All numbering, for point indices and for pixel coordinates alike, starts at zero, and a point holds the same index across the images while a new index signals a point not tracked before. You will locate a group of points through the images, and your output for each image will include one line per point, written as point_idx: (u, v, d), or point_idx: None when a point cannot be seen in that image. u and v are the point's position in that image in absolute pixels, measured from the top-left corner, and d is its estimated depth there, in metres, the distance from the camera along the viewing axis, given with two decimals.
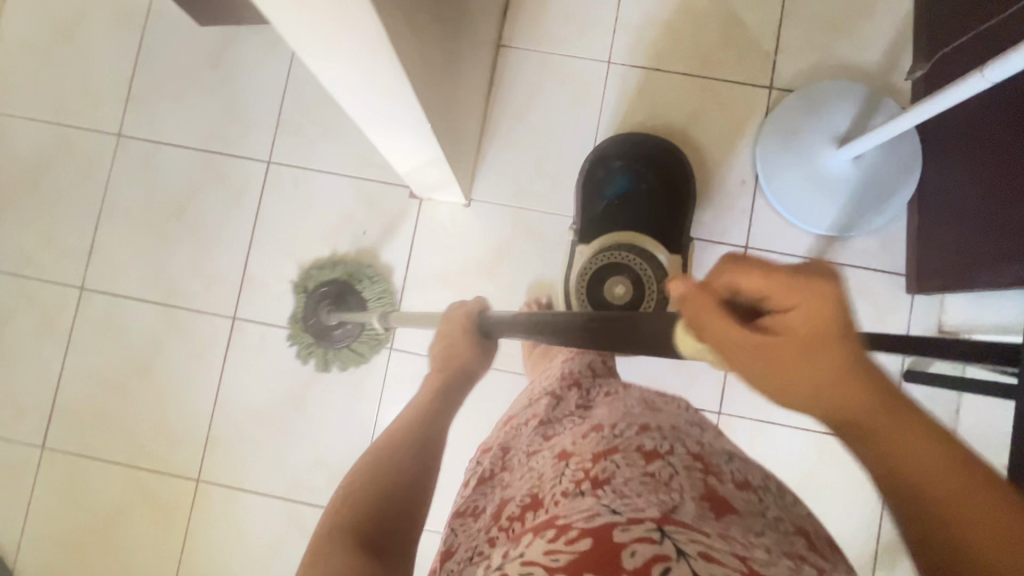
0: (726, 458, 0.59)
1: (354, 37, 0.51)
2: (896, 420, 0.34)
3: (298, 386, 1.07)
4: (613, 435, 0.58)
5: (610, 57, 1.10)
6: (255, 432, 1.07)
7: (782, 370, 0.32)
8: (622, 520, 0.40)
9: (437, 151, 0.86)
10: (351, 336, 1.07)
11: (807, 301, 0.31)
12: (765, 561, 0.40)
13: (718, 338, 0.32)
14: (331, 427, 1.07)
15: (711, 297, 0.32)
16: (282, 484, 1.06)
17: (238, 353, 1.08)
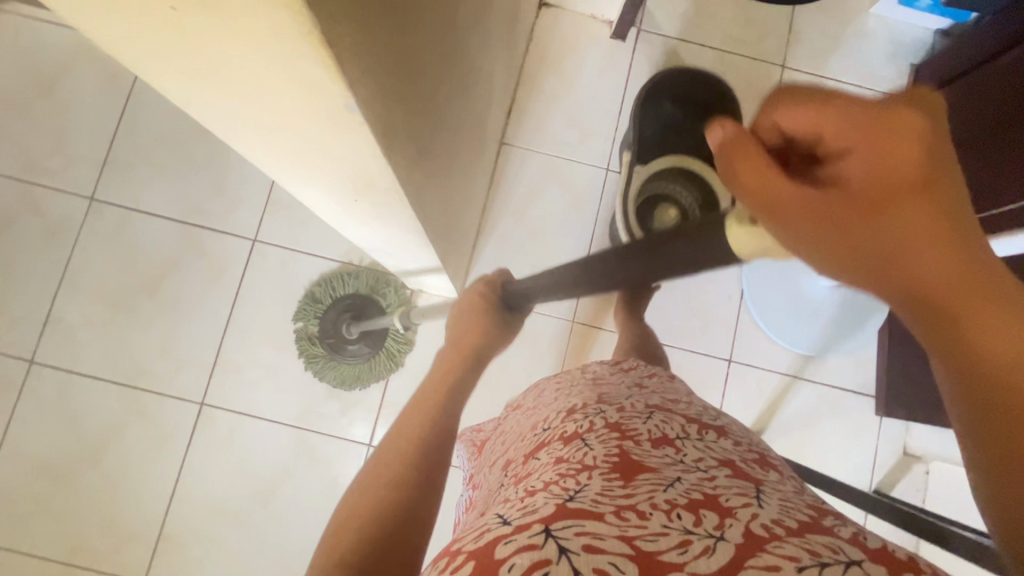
0: (645, 417, 0.55)
1: (386, 220, 0.47)
2: (990, 291, 0.28)
3: (266, 481, 1.01)
4: (543, 430, 0.55)
5: (609, 166, 1.13)
6: (215, 530, 0.99)
7: (846, 235, 0.29)
8: (509, 529, 0.35)
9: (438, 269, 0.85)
10: (372, 351, 1.04)
11: (868, 143, 0.28)
12: (661, 525, 0.35)
13: (752, 188, 0.30)
14: (298, 529, 1.00)
15: (756, 143, 0.30)
16: None
17: (203, 444, 1.01)
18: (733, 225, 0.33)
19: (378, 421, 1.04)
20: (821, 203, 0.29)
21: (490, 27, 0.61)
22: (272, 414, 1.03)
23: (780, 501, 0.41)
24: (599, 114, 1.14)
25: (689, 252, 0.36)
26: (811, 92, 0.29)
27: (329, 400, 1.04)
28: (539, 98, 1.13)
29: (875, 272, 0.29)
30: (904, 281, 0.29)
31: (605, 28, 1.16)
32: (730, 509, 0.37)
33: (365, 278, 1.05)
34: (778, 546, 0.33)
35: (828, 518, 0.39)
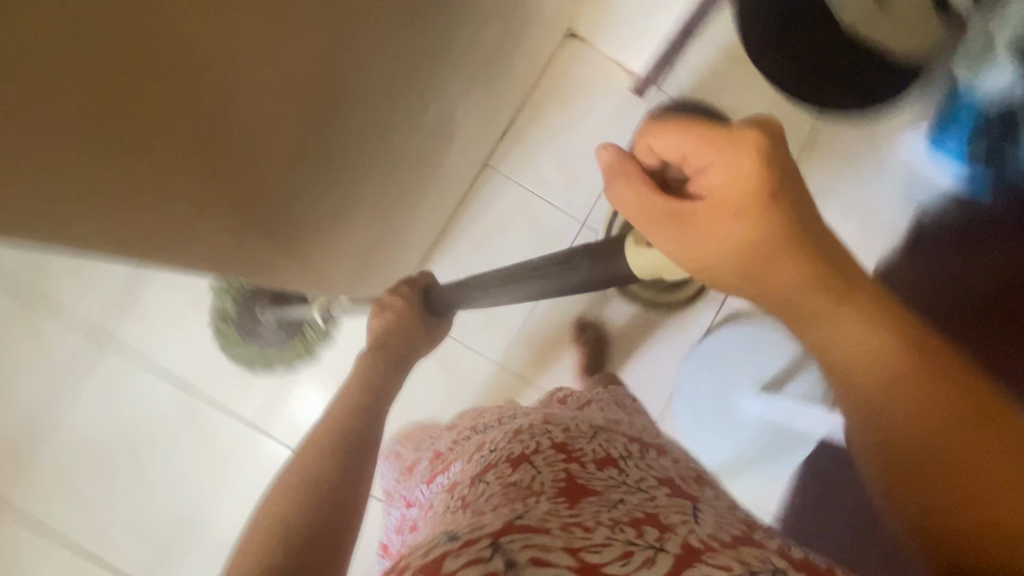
0: (589, 434, 0.48)
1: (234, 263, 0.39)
2: (837, 290, 0.37)
3: (145, 431, 1.02)
4: (489, 451, 0.48)
5: (586, 220, 1.08)
6: (83, 462, 1.01)
7: (710, 241, 0.38)
8: (454, 544, 0.30)
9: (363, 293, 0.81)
10: (286, 339, 1.00)
11: (718, 161, 0.37)
12: (605, 536, 0.30)
13: (639, 200, 0.40)
14: (161, 486, 1.01)
15: (638, 164, 0.41)
16: (91, 524, 1.00)
17: (97, 377, 1.01)
18: (631, 244, 0.45)
19: (269, 406, 1.04)
20: (691, 210, 0.38)
21: (450, 40, 0.52)
22: (171, 367, 1.02)
23: (718, 519, 0.37)
24: (592, 166, 1.09)
25: (597, 270, 0.49)
26: (675, 119, 0.39)
27: (228, 371, 1.03)
28: (535, 130, 1.08)
29: (756, 264, 0.38)
30: (765, 280, 0.38)
31: (627, 78, 1.09)
32: (669, 524, 0.33)
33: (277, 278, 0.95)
34: (715, 556, 0.30)
35: (763, 534, 0.36)
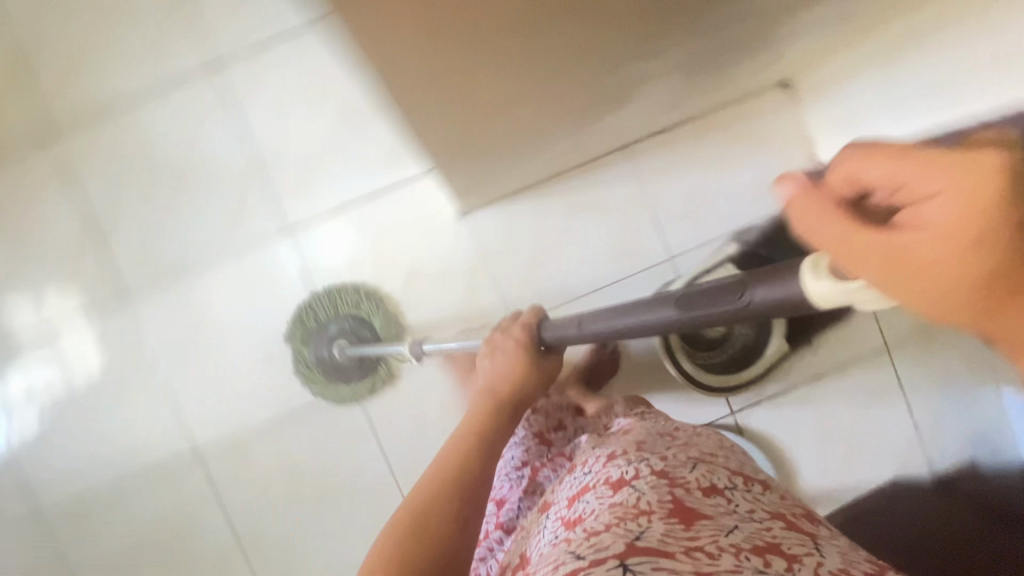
0: (688, 458, 0.49)
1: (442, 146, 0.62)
2: None
3: (197, 167, 1.04)
4: (583, 471, 0.51)
5: (673, 258, 1.05)
6: (136, 156, 1.04)
7: (925, 273, 0.30)
8: (584, 563, 0.35)
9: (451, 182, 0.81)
10: (364, 375, 1.05)
11: (938, 183, 0.29)
12: (732, 565, 0.35)
13: (823, 235, 0.34)
14: (183, 220, 1.05)
15: (826, 194, 0.35)
16: (111, 210, 1.05)
17: (194, 96, 1.03)
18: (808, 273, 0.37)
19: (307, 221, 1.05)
20: (908, 249, 0.30)
21: (656, 46, 0.55)
22: (252, 130, 1.03)
23: (845, 553, 0.39)
24: (712, 216, 1.04)
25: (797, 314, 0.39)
26: (882, 146, 0.32)
27: (295, 168, 1.04)
28: (690, 147, 1.03)
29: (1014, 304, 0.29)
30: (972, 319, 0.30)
31: (806, 157, 1.03)
32: (795, 557, 0.36)
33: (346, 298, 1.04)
34: None
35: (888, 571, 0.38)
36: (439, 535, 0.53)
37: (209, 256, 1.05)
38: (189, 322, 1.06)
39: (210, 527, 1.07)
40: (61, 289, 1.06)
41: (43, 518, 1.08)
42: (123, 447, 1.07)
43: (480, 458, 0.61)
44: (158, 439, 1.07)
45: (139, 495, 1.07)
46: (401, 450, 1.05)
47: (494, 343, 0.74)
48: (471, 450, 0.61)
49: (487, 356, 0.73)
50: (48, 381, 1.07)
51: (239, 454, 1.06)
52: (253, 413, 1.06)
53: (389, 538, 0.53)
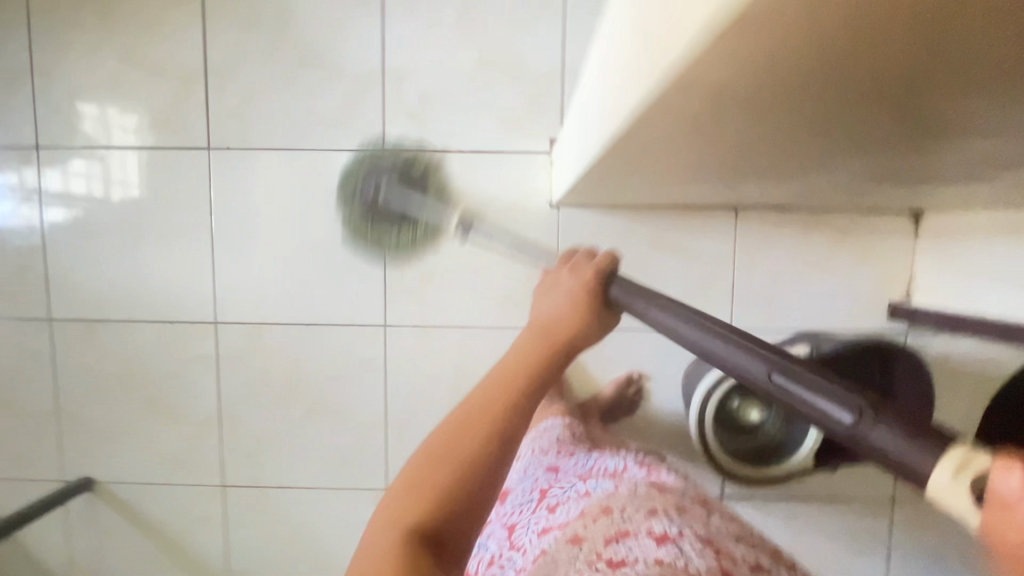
0: (729, 534, 0.50)
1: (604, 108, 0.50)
2: None
3: (323, 54, 1.01)
4: (619, 514, 0.51)
5: None
6: (270, 18, 1.01)
7: None
8: None
9: (572, 179, 0.80)
10: (400, 220, 1.04)
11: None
12: None
13: None
14: (288, 99, 1.02)
15: None
16: (224, 59, 1.02)
17: None
18: None
19: (407, 150, 1.03)
20: None
21: (853, 166, 0.53)
22: (390, 41, 1.01)
23: None
24: (785, 307, 1.03)
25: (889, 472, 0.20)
26: None
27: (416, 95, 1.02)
28: (795, 236, 1.02)
29: None
30: None
31: (900, 292, 1.03)
32: None
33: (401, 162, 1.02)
34: None
35: None
36: (436, 507, 0.43)
37: (302, 144, 1.03)
38: (258, 199, 1.05)
39: (201, 392, 1.08)
40: (153, 115, 1.04)
41: (54, 319, 1.09)
42: (151, 285, 1.08)
43: (511, 412, 0.47)
44: (184, 294, 1.07)
45: (148, 335, 1.08)
46: (405, 396, 1.08)
47: (558, 282, 0.60)
48: (503, 402, 0.48)
49: (544, 291, 0.60)
50: (85, 190, 1.07)
51: (255, 338, 1.07)
52: (283, 307, 1.07)
53: (392, 502, 0.44)
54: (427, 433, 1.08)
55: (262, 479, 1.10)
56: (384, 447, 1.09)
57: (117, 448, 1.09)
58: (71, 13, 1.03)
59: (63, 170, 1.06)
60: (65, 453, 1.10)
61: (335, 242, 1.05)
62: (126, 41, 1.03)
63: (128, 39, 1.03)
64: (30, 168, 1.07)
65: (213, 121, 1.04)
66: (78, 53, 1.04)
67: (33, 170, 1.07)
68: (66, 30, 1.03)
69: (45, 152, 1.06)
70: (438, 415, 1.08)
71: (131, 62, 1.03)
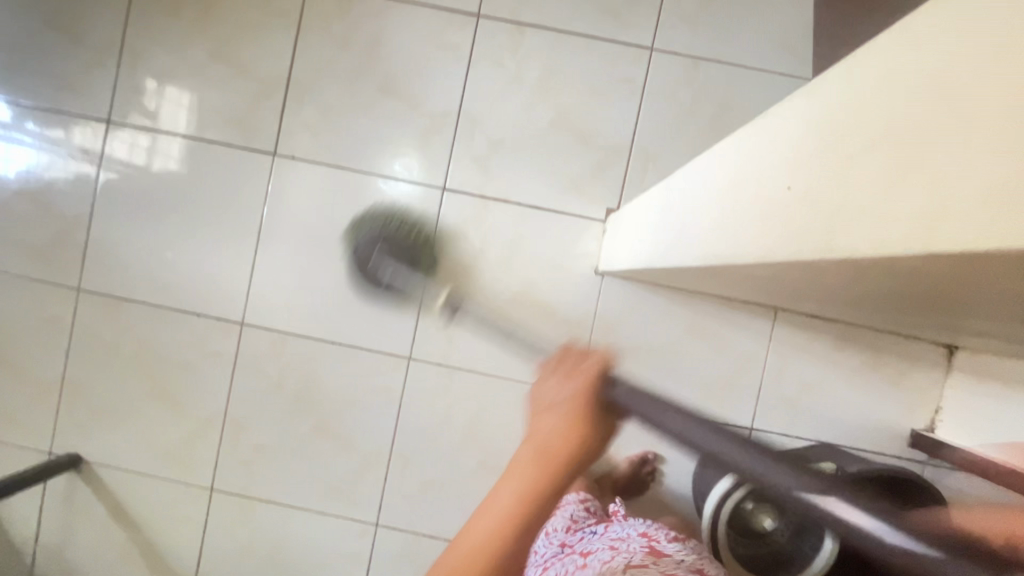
0: None
1: (695, 210, 0.52)
2: None
3: (403, 87, 1.04)
4: None
5: (754, 430, 1.03)
6: (359, 44, 1.05)
7: None
8: None
9: (630, 263, 0.81)
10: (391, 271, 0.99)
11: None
12: None
13: None
14: (361, 122, 1.05)
15: None
16: (308, 74, 1.05)
17: (446, 30, 1.04)
18: None
19: (465, 192, 1.04)
20: None
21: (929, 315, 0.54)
22: (470, 87, 1.04)
23: None
24: (808, 415, 1.03)
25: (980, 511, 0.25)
26: None
27: (484, 142, 1.04)
28: (829, 346, 1.02)
29: None
30: None
31: (923, 420, 1.02)
32: None
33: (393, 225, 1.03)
34: None
35: None
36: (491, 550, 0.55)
37: (366, 167, 1.05)
38: (310, 211, 1.06)
39: (211, 390, 1.07)
40: (228, 112, 1.07)
41: (82, 289, 1.08)
42: (186, 274, 1.08)
43: (547, 498, 0.56)
44: (216, 288, 1.07)
45: (171, 322, 1.07)
46: (415, 433, 1.06)
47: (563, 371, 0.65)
48: (539, 487, 0.56)
49: (543, 384, 0.65)
50: (128, 158, 1.08)
51: (277, 345, 1.06)
52: (312, 321, 1.06)
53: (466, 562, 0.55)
54: (429, 473, 1.06)
55: (251, 490, 1.07)
56: (382, 479, 1.06)
57: (115, 429, 1.08)
58: (173, 3, 1.06)
59: (123, 138, 1.08)
60: (61, 425, 1.08)
61: (377, 268, 1.06)
62: (217, 39, 1.06)
63: (219, 38, 1.06)
64: (92, 135, 1.08)
65: (284, 129, 1.06)
66: (168, 42, 1.07)
67: (94, 139, 1.08)
68: (164, 19, 1.06)
69: (114, 124, 1.08)
70: (443, 458, 1.06)
71: (217, 59, 1.06)
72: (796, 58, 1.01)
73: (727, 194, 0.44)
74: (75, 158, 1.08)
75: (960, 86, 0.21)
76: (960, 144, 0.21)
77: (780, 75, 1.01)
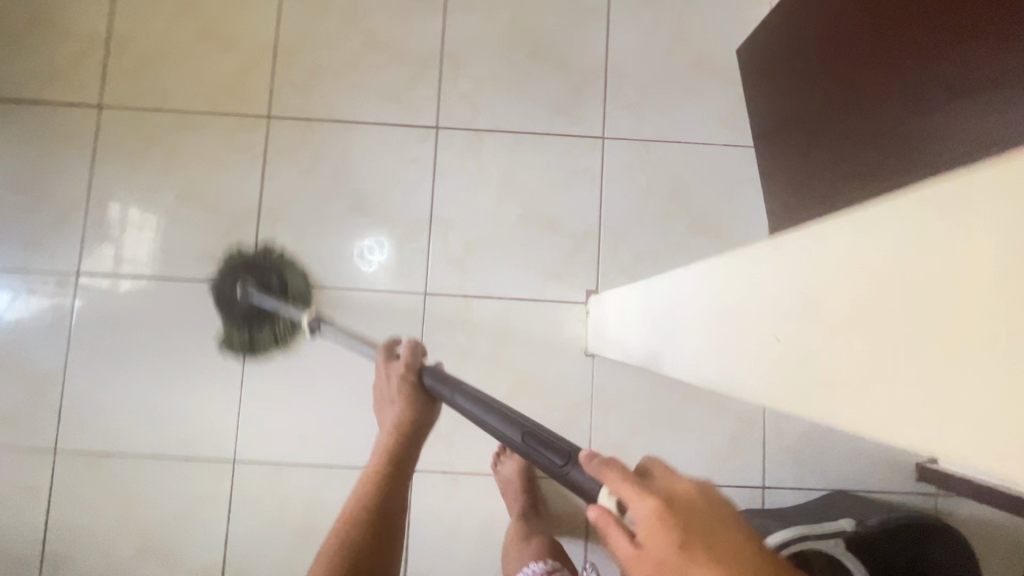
0: None
1: (700, 321, 0.50)
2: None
3: (375, 202, 1.08)
4: None
5: (766, 488, 1.03)
6: (326, 168, 1.08)
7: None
8: None
9: (620, 351, 0.82)
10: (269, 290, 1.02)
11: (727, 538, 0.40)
12: None
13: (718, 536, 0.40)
14: (337, 240, 1.07)
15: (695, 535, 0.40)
16: (279, 200, 1.08)
17: (408, 144, 1.09)
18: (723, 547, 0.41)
19: (449, 295, 1.06)
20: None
21: None
22: (439, 194, 1.08)
23: None
24: (817, 464, 1.04)
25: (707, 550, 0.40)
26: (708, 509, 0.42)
27: (461, 244, 1.07)
28: None
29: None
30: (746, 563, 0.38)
31: None
32: None
33: (293, 273, 1.03)
34: None
35: None
36: None
37: (346, 284, 1.06)
38: None
39: (206, 536, 1.01)
40: (200, 249, 1.07)
41: (60, 450, 1.03)
42: (172, 417, 1.04)
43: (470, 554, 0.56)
44: (205, 427, 1.04)
45: (158, 470, 1.03)
46: (428, 548, 1.02)
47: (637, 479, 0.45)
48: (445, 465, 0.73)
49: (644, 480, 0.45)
50: (97, 277, 1.07)
51: (273, 478, 1.02)
52: (305, 446, 1.03)
53: None
54: None
55: None
56: None
57: None
58: (135, 152, 1.08)
59: (93, 288, 1.06)
60: None
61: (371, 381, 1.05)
62: (184, 180, 1.08)
63: (185, 178, 1.08)
64: (56, 260, 1.07)
65: None
66: (135, 190, 1.08)
67: (65, 295, 1.06)
68: (128, 168, 1.08)
69: (84, 277, 1.07)
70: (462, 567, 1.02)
71: (186, 199, 1.08)
72: (732, 130, 1.09)
73: (747, 320, 0.40)
74: (50, 297, 1.06)
75: (979, 301, 0.23)
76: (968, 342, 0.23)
77: (722, 146, 1.09)
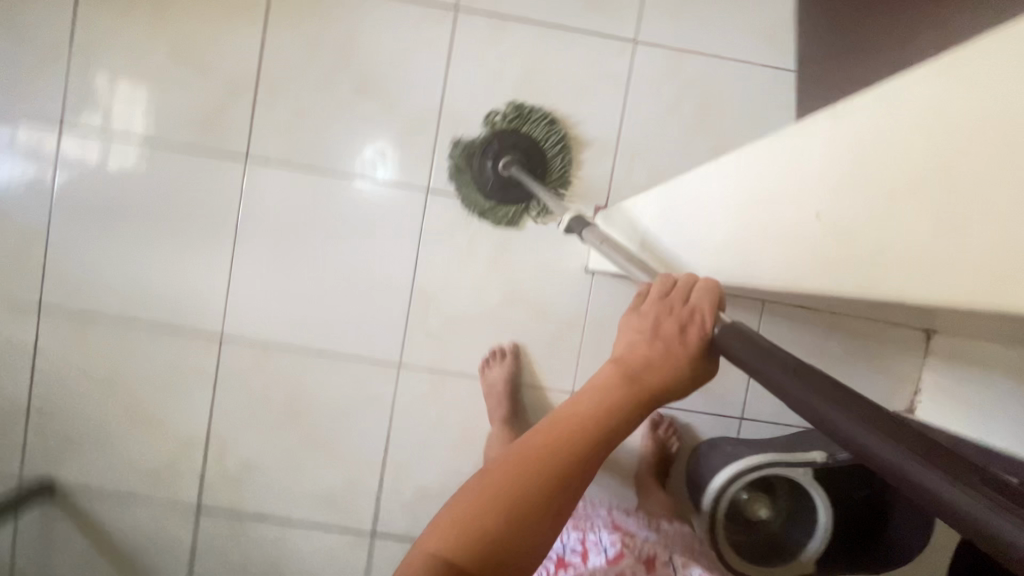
0: None
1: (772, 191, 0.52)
2: None
3: (383, 85, 1.00)
4: None
5: (745, 420, 1.05)
6: (332, 39, 0.99)
7: None
8: None
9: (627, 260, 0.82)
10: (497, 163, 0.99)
11: None
12: None
13: None
14: (339, 122, 1.01)
15: None
16: (280, 71, 1.00)
17: (422, 24, 1.00)
18: None
19: (453, 195, 1.02)
20: None
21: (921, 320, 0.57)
22: (452, 84, 1.00)
23: None
24: None
25: None
26: None
27: (469, 142, 1.01)
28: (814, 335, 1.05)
29: None
30: None
31: (903, 403, 1.06)
32: None
33: (578, 63, 1.00)
34: None
35: None
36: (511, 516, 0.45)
37: (347, 171, 1.01)
38: (289, 216, 1.02)
39: (191, 406, 1.03)
40: (192, 115, 1.00)
41: (43, 307, 1.02)
42: (159, 287, 1.02)
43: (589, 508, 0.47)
44: (192, 300, 1.02)
45: (145, 337, 1.02)
46: (409, 440, 1.04)
47: None
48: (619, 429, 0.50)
49: None
50: (79, 156, 1.00)
51: (260, 357, 1.03)
52: (293, 331, 1.03)
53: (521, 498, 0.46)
54: (425, 475, 1.05)
55: (241, 507, 1.04)
56: (377, 487, 1.05)
57: (94, 451, 1.03)
58: None
59: (75, 145, 1.00)
60: (30, 450, 1.03)
61: (365, 273, 1.02)
62: (178, 35, 0.99)
63: (179, 34, 0.99)
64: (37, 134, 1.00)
65: (254, 131, 1.00)
66: (122, 40, 0.99)
67: (45, 148, 1.00)
68: (114, 15, 0.99)
69: (66, 130, 1.00)
70: (439, 462, 1.05)
71: (179, 57, 1.00)
72: (774, 51, 1.01)
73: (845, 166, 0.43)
74: (28, 170, 1.00)
75: None
76: (959, 190, 0.33)
77: (761, 67, 1.01)
